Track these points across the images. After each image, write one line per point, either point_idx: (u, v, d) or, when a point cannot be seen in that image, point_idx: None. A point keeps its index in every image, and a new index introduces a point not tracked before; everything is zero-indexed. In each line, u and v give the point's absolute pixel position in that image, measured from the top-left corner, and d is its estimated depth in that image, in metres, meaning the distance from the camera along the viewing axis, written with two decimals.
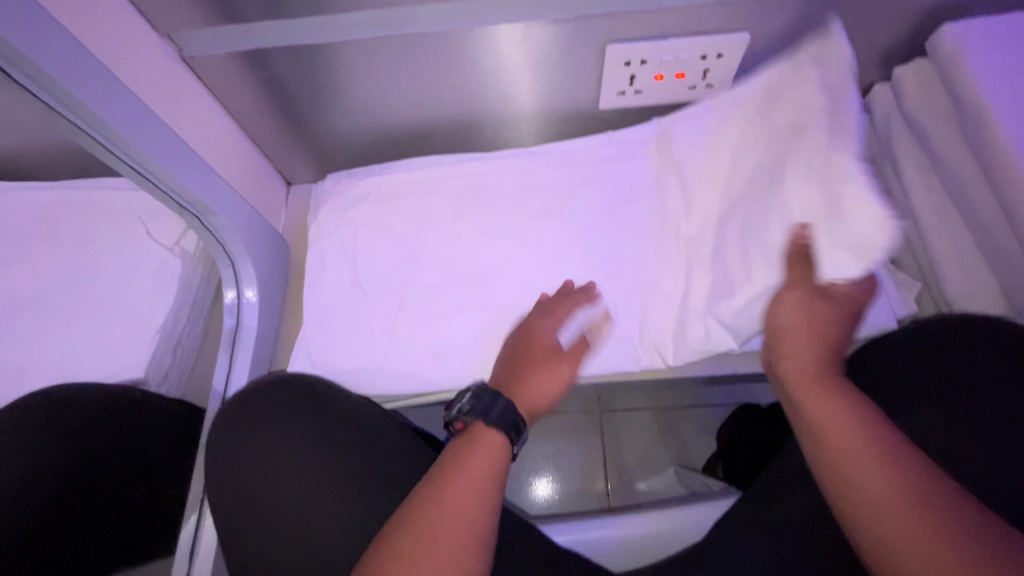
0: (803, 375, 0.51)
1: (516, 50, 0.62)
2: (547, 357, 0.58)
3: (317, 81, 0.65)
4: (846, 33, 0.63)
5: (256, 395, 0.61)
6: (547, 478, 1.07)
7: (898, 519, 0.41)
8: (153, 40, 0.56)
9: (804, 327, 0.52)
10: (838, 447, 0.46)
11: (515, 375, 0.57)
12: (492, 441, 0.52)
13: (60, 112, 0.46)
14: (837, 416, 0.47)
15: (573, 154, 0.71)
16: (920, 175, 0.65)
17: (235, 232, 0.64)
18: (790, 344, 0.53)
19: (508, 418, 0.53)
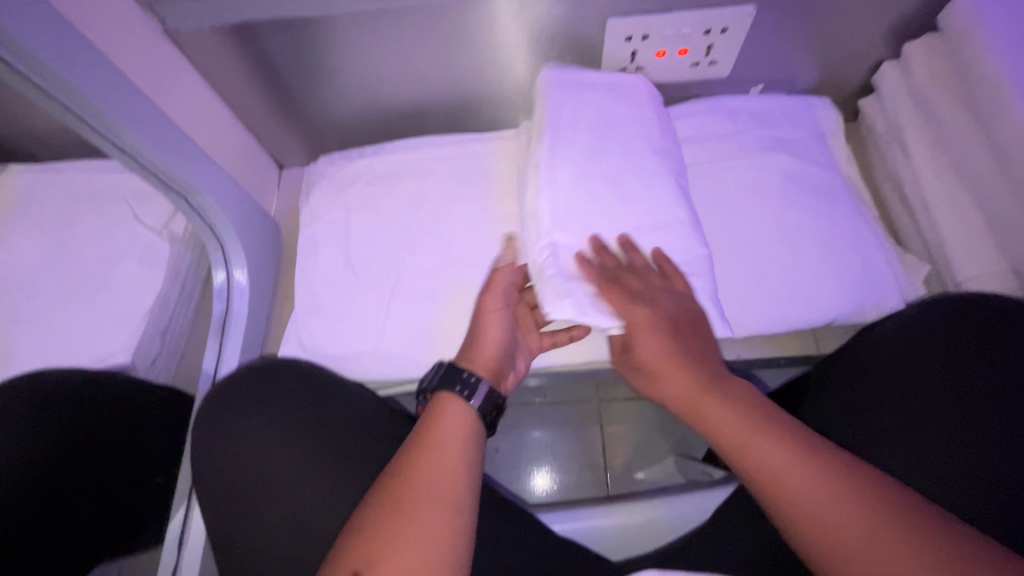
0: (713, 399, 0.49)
1: (513, 23, 0.60)
2: (473, 318, 0.57)
3: (307, 57, 0.62)
4: (855, 7, 0.60)
5: (243, 382, 0.59)
6: (545, 469, 1.06)
7: (856, 525, 0.42)
8: (135, 13, 0.54)
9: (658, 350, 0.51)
10: (787, 483, 0.44)
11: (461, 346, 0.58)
12: (444, 404, 0.51)
13: (42, 89, 0.44)
14: (800, 474, 0.44)
15: None
16: (929, 154, 0.64)
17: (224, 214, 0.62)
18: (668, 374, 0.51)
19: (446, 379, 0.52)
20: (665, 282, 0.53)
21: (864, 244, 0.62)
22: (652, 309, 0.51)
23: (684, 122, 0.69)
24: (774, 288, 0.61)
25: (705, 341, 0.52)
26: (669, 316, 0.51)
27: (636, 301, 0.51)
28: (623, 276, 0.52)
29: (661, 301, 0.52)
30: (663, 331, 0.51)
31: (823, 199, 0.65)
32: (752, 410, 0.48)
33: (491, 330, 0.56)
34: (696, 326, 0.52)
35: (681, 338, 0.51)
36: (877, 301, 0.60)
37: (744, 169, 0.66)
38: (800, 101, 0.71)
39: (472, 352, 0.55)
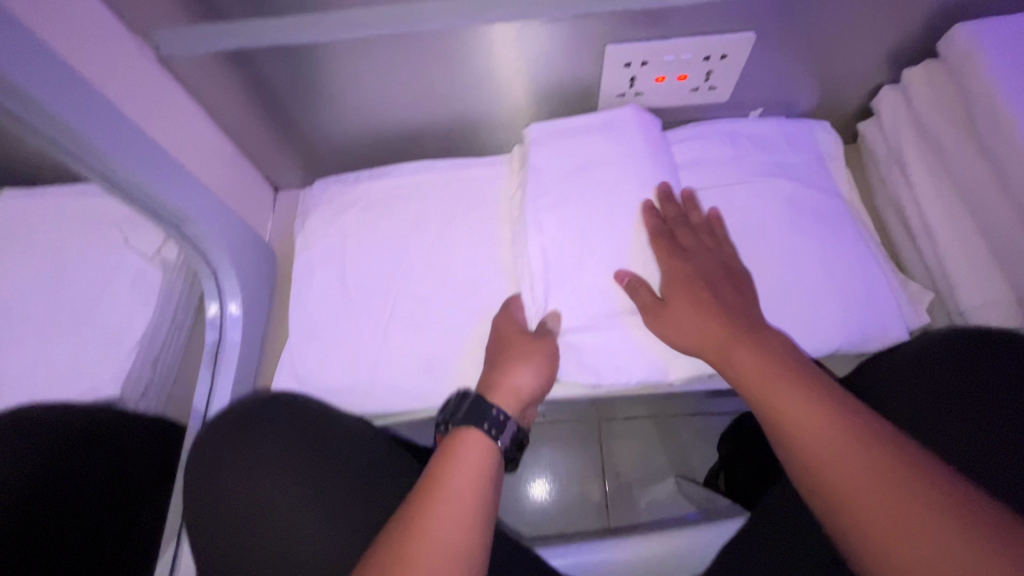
0: (738, 342, 0.50)
1: (513, 50, 0.59)
2: (515, 354, 0.55)
3: (303, 81, 0.62)
4: (853, 33, 0.60)
5: (238, 416, 0.58)
6: (542, 481, 1.04)
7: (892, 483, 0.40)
8: (128, 40, 0.53)
9: (692, 299, 0.53)
10: (812, 433, 0.44)
11: (489, 375, 0.55)
12: (472, 441, 0.51)
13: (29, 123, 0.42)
14: (828, 427, 0.43)
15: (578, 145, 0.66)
16: (930, 180, 0.63)
17: (218, 241, 0.61)
18: (693, 321, 0.52)
19: (475, 415, 0.52)
20: (715, 243, 0.58)
21: (866, 268, 0.62)
22: (691, 262, 0.55)
23: (682, 147, 0.69)
24: (778, 316, 0.60)
25: (750, 294, 0.55)
26: (710, 269, 0.55)
27: (682, 254, 0.56)
28: (677, 229, 0.57)
29: (703, 258, 0.56)
30: (701, 280, 0.54)
31: (824, 223, 0.64)
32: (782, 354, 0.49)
33: (536, 377, 0.54)
34: (738, 282, 0.55)
35: (721, 287, 0.54)
36: (881, 333, 0.59)
37: (746, 193, 0.66)
38: (798, 122, 0.71)
39: (512, 394, 0.53)
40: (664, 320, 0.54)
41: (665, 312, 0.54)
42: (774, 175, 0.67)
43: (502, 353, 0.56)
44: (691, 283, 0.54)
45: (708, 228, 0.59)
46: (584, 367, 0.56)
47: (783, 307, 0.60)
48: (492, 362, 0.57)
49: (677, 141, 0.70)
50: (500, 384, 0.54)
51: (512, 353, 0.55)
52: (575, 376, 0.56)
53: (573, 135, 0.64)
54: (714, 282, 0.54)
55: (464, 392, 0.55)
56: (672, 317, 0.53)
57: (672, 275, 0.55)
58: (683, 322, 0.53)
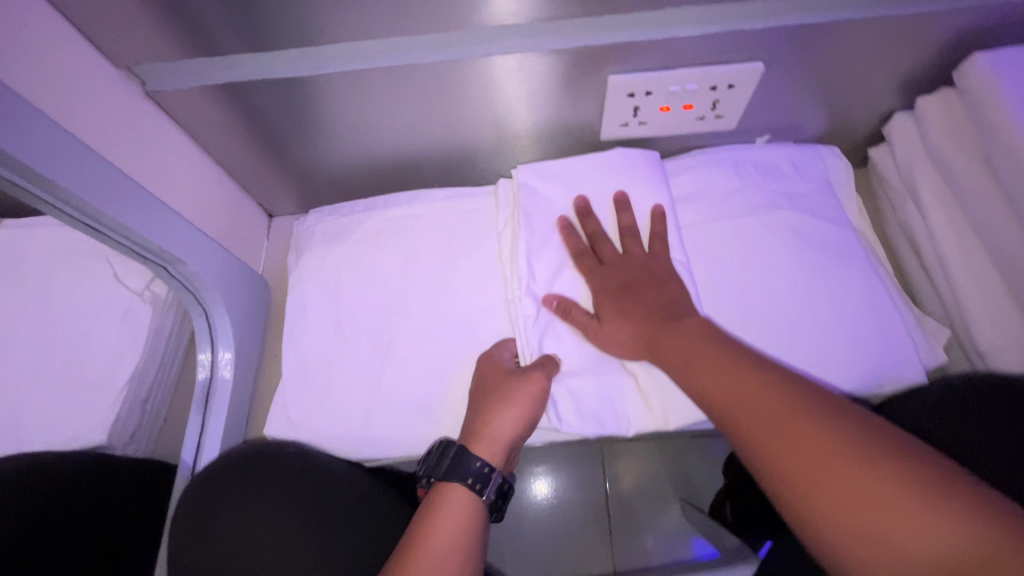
0: (657, 326, 0.53)
1: (512, 81, 0.57)
2: (502, 396, 0.53)
3: (296, 114, 0.60)
4: (863, 62, 0.58)
5: (228, 471, 0.56)
6: (543, 483, 0.94)
7: (799, 424, 0.40)
8: (112, 76, 0.52)
9: (614, 309, 0.56)
10: (729, 396, 0.45)
11: (476, 419, 0.54)
12: (455, 496, 0.50)
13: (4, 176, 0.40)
14: (739, 385, 0.45)
15: (582, 173, 0.64)
16: (944, 213, 0.61)
17: (208, 280, 0.59)
18: (618, 328, 0.55)
19: (457, 468, 0.51)
20: (636, 247, 0.59)
21: (881, 307, 0.59)
22: (612, 275, 0.57)
23: (687, 177, 0.67)
24: (789, 359, 0.58)
25: (675, 291, 0.55)
26: (631, 279, 0.56)
27: (603, 269, 0.58)
28: (599, 245, 0.59)
29: (625, 267, 0.58)
30: (621, 291, 0.56)
31: (834, 257, 0.62)
32: (695, 329, 0.51)
33: (523, 420, 0.53)
34: (661, 282, 0.56)
35: (639, 293, 0.55)
36: (895, 373, 0.57)
37: (753, 227, 0.64)
38: (809, 148, 0.69)
39: (496, 441, 0.52)
40: (596, 334, 0.56)
41: (590, 326, 0.56)
42: (782, 207, 0.64)
43: (487, 396, 0.55)
44: (612, 296, 0.56)
45: (637, 231, 0.60)
46: (584, 418, 0.55)
47: (793, 351, 0.58)
48: (474, 408, 0.55)
49: (683, 170, 0.68)
50: (487, 431, 0.52)
51: (499, 395, 0.54)
52: (574, 427, 0.55)
53: (564, 176, 0.64)
54: (633, 288, 0.56)
55: (448, 441, 0.54)
56: (597, 330, 0.56)
57: (597, 289, 0.57)
58: (606, 330, 0.55)
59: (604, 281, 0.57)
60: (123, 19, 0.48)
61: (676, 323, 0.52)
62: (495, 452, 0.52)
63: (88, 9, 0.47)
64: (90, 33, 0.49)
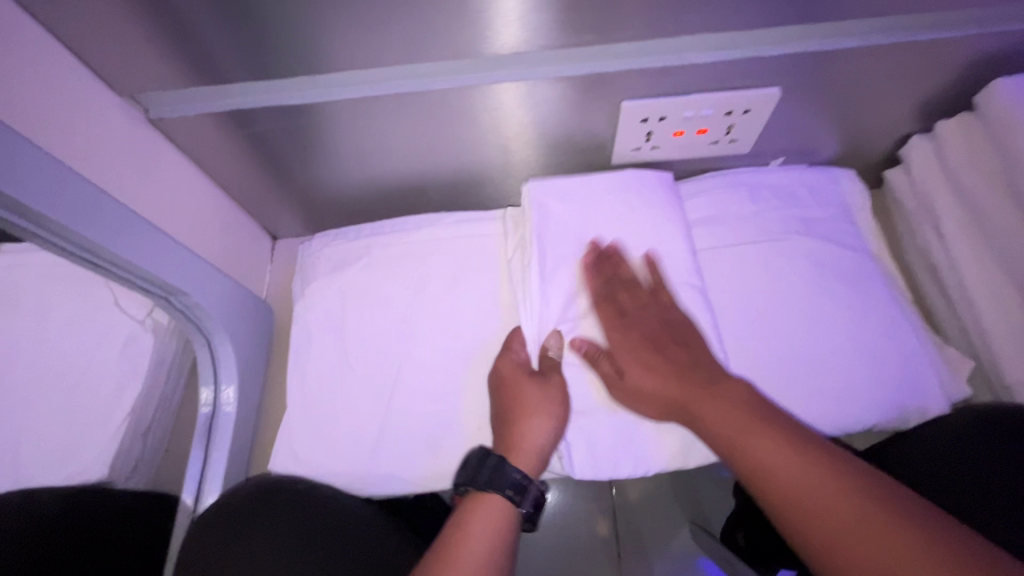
0: (699, 390, 0.50)
1: (524, 107, 0.56)
2: (530, 404, 0.53)
3: (303, 140, 0.59)
4: (880, 87, 0.57)
5: (231, 511, 0.53)
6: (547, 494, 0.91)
7: (866, 517, 0.39)
8: (115, 106, 0.51)
9: (645, 368, 0.53)
10: (783, 477, 0.43)
11: (507, 433, 0.53)
12: (493, 504, 0.51)
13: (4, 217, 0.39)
14: (796, 468, 0.43)
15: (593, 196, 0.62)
16: (966, 239, 0.59)
17: (211, 311, 0.57)
18: (649, 387, 0.53)
19: (496, 477, 0.51)
20: (652, 297, 0.57)
21: (902, 336, 0.58)
22: (634, 329, 0.56)
23: (700, 201, 0.66)
24: (812, 393, 0.56)
25: (699, 347, 0.53)
26: (649, 332, 0.55)
27: (624, 320, 0.56)
28: (618, 292, 0.57)
29: (644, 319, 0.56)
30: (644, 346, 0.55)
31: (853, 285, 0.60)
32: (736, 394, 0.49)
33: (552, 425, 0.53)
34: (685, 340, 0.54)
35: (665, 349, 0.54)
36: (919, 408, 0.55)
37: (770, 253, 0.62)
38: (824, 170, 0.68)
39: (536, 454, 0.52)
40: (622, 389, 0.54)
41: (614, 380, 0.54)
42: (799, 233, 0.63)
43: (508, 403, 0.54)
44: (634, 350, 0.55)
45: (639, 281, 0.58)
46: (597, 462, 0.53)
47: (817, 385, 0.56)
48: (503, 423, 0.54)
49: (696, 194, 0.66)
50: (519, 444, 0.52)
51: (521, 403, 0.53)
52: (588, 473, 0.53)
53: (580, 198, 0.61)
54: (655, 341, 0.55)
55: (486, 451, 0.53)
56: (625, 386, 0.53)
57: (618, 342, 0.56)
58: (631, 383, 0.53)
59: (623, 335, 0.56)
60: (127, 49, 0.47)
61: (720, 387, 0.50)
62: (530, 462, 0.52)
63: (91, 40, 0.46)
64: (94, 63, 0.48)
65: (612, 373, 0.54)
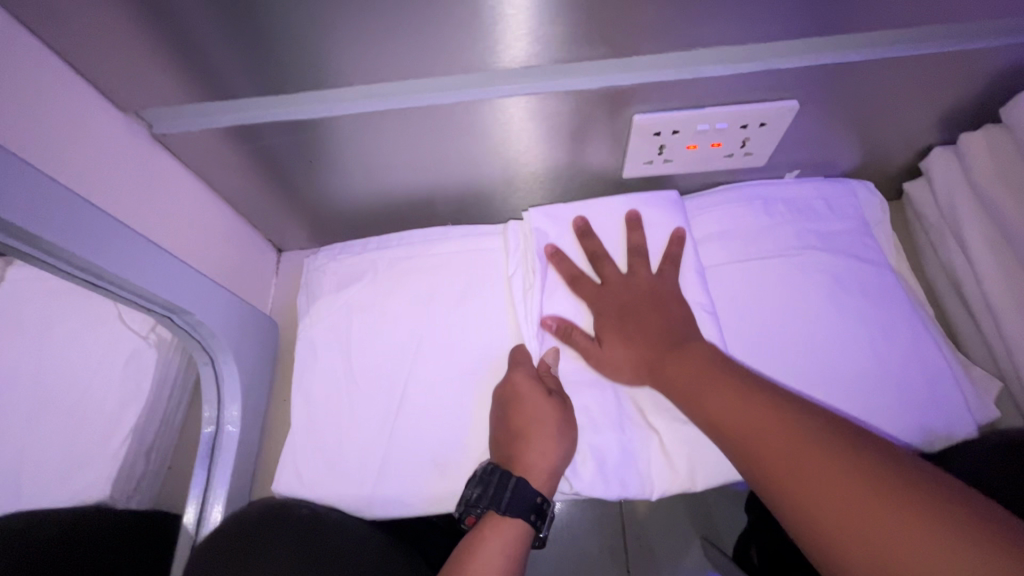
0: (664, 352, 0.51)
1: (534, 120, 0.55)
2: (537, 426, 0.51)
3: (307, 155, 0.58)
4: (901, 99, 0.55)
5: (234, 535, 0.51)
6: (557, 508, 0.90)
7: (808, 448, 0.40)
8: (117, 122, 0.50)
9: (622, 338, 0.54)
10: (734, 422, 0.44)
11: (516, 454, 0.51)
12: (509, 529, 0.49)
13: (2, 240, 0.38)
14: (744, 411, 0.44)
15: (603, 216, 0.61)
16: (994, 255, 0.57)
17: (215, 328, 0.56)
18: (622, 355, 0.54)
19: (520, 502, 0.49)
20: (640, 269, 0.57)
21: (926, 356, 0.56)
22: (613, 299, 0.56)
23: (714, 214, 0.64)
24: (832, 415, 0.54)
25: (678, 316, 0.54)
26: (633, 302, 0.55)
27: (606, 289, 0.57)
28: (602, 265, 0.58)
29: (627, 290, 0.56)
30: (622, 316, 0.55)
31: (874, 302, 0.58)
32: (701, 353, 0.50)
33: (566, 446, 0.51)
34: (666, 308, 0.54)
35: (644, 319, 0.54)
36: (945, 430, 0.53)
37: (786, 268, 0.60)
38: (843, 183, 0.66)
39: (549, 474, 0.51)
40: (599, 358, 0.54)
41: (589, 349, 0.55)
42: (816, 248, 0.61)
43: (522, 418, 0.52)
44: (615, 321, 0.55)
45: (644, 250, 0.58)
46: (605, 478, 0.52)
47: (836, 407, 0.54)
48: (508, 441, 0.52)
49: (709, 207, 0.64)
50: (532, 464, 0.50)
51: (538, 419, 0.52)
52: (596, 489, 0.52)
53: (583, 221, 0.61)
54: (633, 311, 0.55)
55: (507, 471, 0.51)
56: (599, 356, 0.54)
57: (602, 315, 0.56)
58: (609, 354, 0.54)
59: (614, 305, 0.56)
60: (130, 65, 0.46)
61: (684, 347, 0.51)
62: (542, 482, 0.50)
63: (93, 57, 0.45)
64: (96, 80, 0.47)
65: (590, 343, 0.55)
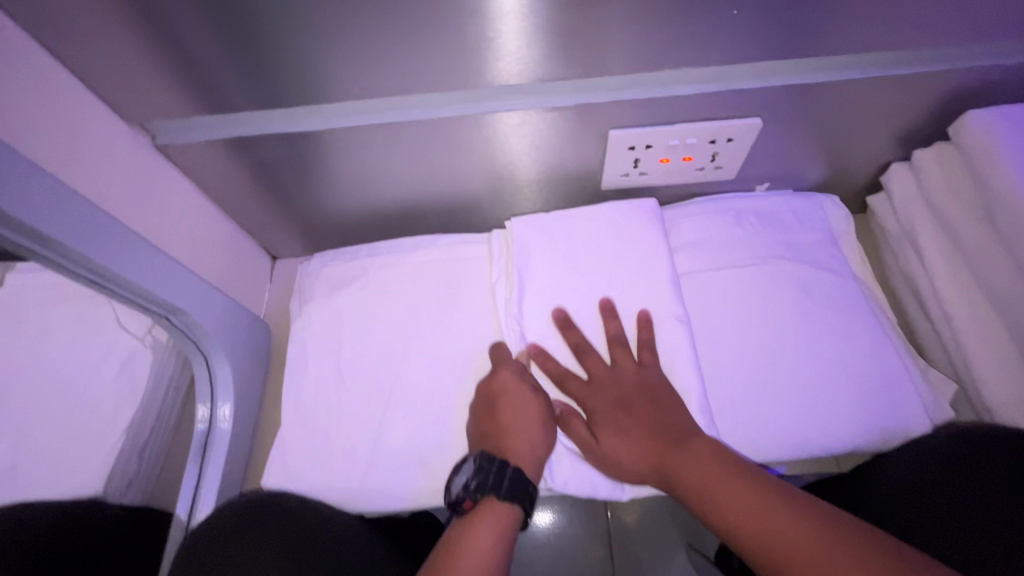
0: (669, 448, 0.50)
1: (515, 135, 0.58)
2: (519, 414, 0.55)
3: (301, 166, 0.61)
4: (857, 118, 0.60)
5: (227, 523, 0.54)
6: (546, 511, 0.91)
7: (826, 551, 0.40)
8: (123, 132, 0.53)
9: (620, 434, 0.53)
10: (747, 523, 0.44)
11: (498, 442, 0.54)
12: (504, 513, 0.51)
13: (11, 240, 0.41)
14: (757, 509, 0.44)
15: (584, 225, 0.64)
16: (947, 266, 0.61)
17: (209, 329, 0.59)
18: (625, 450, 0.52)
19: (520, 490, 0.52)
20: (626, 359, 0.57)
21: (886, 358, 0.59)
22: (604, 394, 0.56)
23: (686, 224, 0.68)
24: (797, 415, 0.57)
25: (671, 407, 0.53)
26: (622, 395, 0.55)
27: (594, 385, 0.56)
28: (587, 359, 0.58)
29: (617, 384, 0.56)
30: (616, 411, 0.54)
31: (837, 307, 0.62)
32: (707, 447, 0.49)
33: (550, 437, 0.55)
34: (658, 401, 0.54)
35: (638, 413, 0.53)
36: (902, 428, 0.56)
37: (754, 274, 0.64)
38: (810, 196, 0.69)
39: (531, 460, 0.54)
40: (602, 454, 0.54)
41: (588, 445, 0.54)
42: (783, 257, 0.65)
43: (512, 412, 0.55)
44: (612, 418, 0.54)
45: (625, 338, 0.58)
46: (579, 476, 0.55)
47: (802, 406, 0.57)
48: (492, 432, 0.55)
49: (683, 218, 0.68)
50: (516, 450, 0.53)
51: (527, 412, 0.55)
52: (569, 486, 0.55)
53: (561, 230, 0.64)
54: (627, 404, 0.54)
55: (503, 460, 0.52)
56: (602, 454, 0.54)
57: (594, 411, 0.55)
58: (611, 449, 0.53)
59: (608, 398, 0.55)
60: (135, 78, 0.50)
61: (688, 442, 0.50)
62: (531, 470, 0.53)
63: (102, 71, 0.49)
64: (104, 94, 0.51)
65: (588, 440, 0.55)
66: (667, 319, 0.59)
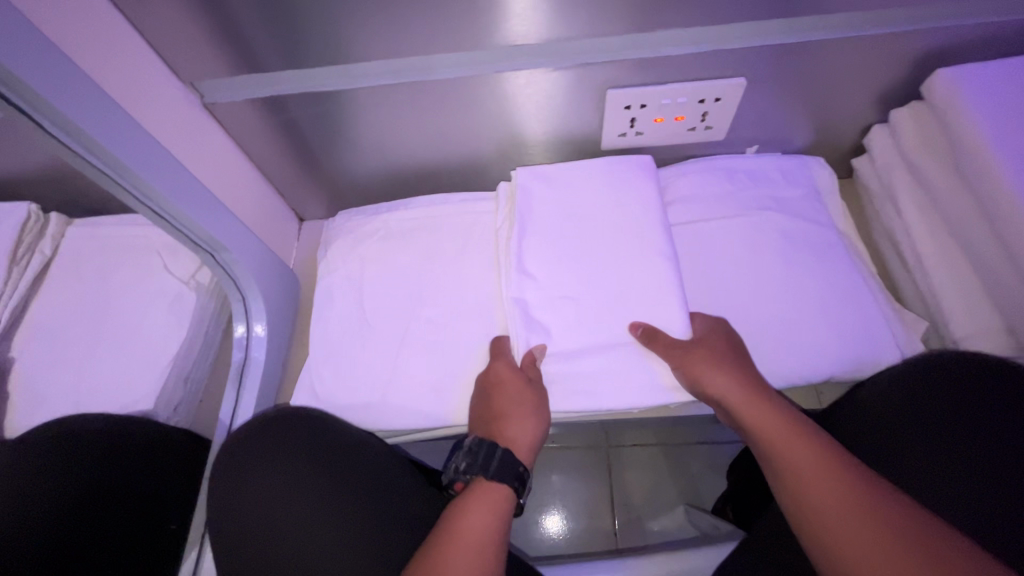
0: (762, 407, 0.55)
1: (524, 94, 0.64)
2: (513, 403, 0.59)
3: (331, 126, 0.68)
4: (836, 80, 0.65)
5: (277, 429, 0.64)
6: (554, 515, 1.04)
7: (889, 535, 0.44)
8: (178, 90, 0.61)
9: (723, 370, 0.56)
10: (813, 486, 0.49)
11: (493, 429, 0.59)
12: (494, 493, 0.56)
13: (96, 165, 0.49)
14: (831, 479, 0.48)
15: (582, 180, 0.69)
16: (920, 216, 0.66)
17: (248, 269, 0.66)
18: (721, 385, 0.56)
19: (508, 470, 0.57)
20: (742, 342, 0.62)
21: (861, 297, 0.64)
22: (722, 342, 0.59)
23: (680, 181, 0.73)
24: (777, 348, 0.62)
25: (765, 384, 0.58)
26: (739, 353, 0.59)
27: (713, 336, 0.60)
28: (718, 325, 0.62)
29: (735, 346, 0.60)
30: (727, 353, 0.58)
31: (817, 254, 0.67)
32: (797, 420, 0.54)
33: (541, 424, 0.60)
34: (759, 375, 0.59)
35: (745, 367, 0.58)
36: (873, 358, 0.61)
37: (742, 224, 0.69)
38: (799, 157, 0.74)
39: (525, 445, 0.59)
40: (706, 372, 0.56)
41: (690, 361, 0.57)
42: (768, 210, 0.70)
43: (506, 400, 0.59)
44: (719, 357, 0.57)
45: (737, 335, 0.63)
46: (571, 394, 0.61)
47: (783, 339, 0.63)
48: (488, 420, 0.60)
49: (676, 175, 0.74)
50: (515, 438, 0.59)
51: (521, 405, 0.59)
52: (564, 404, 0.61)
53: (562, 181, 0.69)
54: (740, 359, 0.58)
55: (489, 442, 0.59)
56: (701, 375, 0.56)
57: (704, 344, 0.58)
58: (713, 378, 0.56)
59: (727, 347, 0.59)
60: (189, 40, 0.57)
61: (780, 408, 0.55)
62: (524, 455, 0.59)
63: (160, 32, 0.56)
64: (161, 52, 0.58)
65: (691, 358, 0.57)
66: (658, 259, 0.63)
